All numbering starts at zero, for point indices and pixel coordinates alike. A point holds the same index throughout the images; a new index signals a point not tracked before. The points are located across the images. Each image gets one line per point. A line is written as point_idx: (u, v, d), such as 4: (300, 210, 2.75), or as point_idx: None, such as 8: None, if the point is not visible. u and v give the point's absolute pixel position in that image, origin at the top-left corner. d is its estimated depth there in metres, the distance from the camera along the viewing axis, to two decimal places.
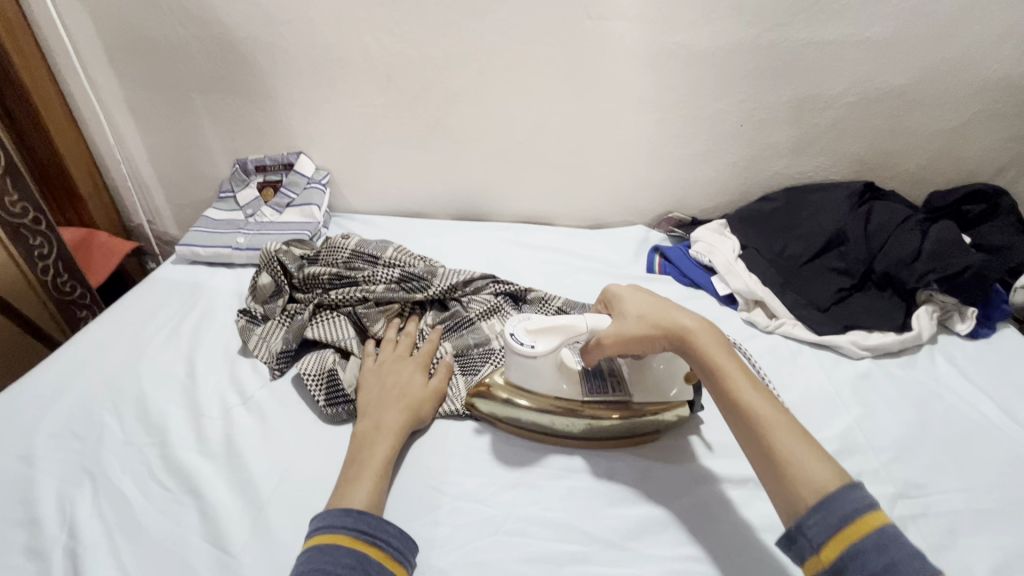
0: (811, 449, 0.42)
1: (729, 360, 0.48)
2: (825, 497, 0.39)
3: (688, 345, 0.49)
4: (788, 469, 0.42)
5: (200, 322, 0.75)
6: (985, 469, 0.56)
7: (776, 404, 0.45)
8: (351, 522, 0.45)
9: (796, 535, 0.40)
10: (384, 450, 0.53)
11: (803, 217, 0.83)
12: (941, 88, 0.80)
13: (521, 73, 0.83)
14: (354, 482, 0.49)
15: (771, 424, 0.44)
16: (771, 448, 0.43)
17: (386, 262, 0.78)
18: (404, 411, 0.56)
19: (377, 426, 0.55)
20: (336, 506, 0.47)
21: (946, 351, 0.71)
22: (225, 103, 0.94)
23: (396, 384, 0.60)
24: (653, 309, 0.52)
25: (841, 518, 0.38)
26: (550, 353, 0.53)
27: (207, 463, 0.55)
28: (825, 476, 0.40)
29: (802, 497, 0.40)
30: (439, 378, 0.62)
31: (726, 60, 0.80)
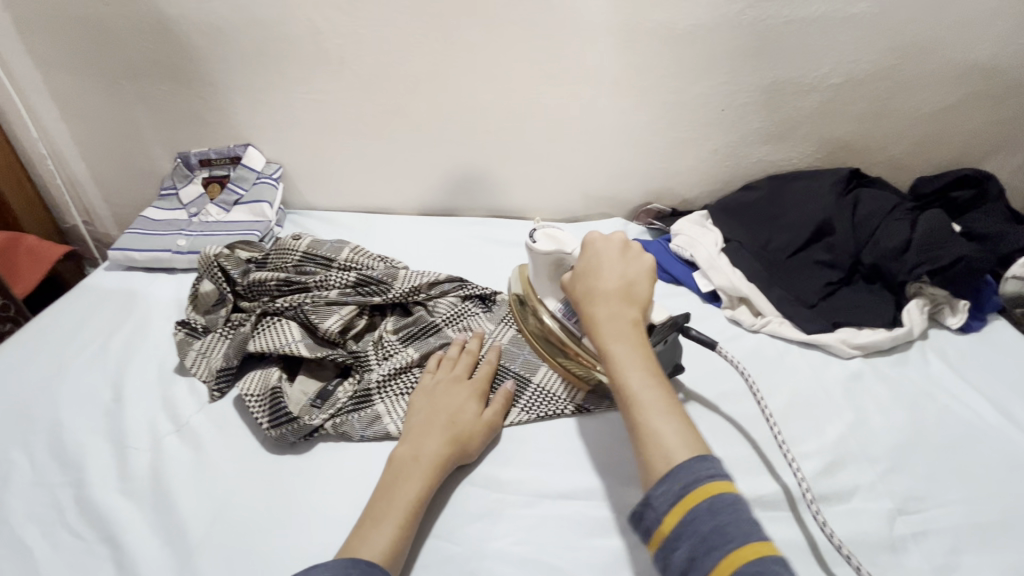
0: (676, 428, 0.39)
1: (624, 335, 0.44)
2: (671, 470, 0.37)
3: (590, 325, 0.47)
4: (644, 447, 0.39)
5: (132, 337, 0.67)
6: (985, 476, 0.52)
7: (660, 381, 0.42)
8: (358, 574, 0.38)
9: (643, 510, 0.37)
10: (416, 487, 0.46)
11: (788, 206, 0.78)
12: (931, 67, 0.75)
13: (486, 55, 0.76)
14: (376, 523, 0.44)
15: (641, 401, 0.41)
16: (635, 426, 0.40)
17: (341, 265, 0.71)
18: (447, 442, 0.50)
19: (414, 455, 0.49)
20: (352, 551, 0.41)
21: (937, 347, 0.68)
22: (160, 91, 0.85)
23: (448, 409, 0.53)
24: (581, 284, 0.49)
25: (683, 486, 0.36)
26: (545, 256, 0.55)
27: (129, 504, 0.48)
28: (676, 453, 0.38)
29: (654, 468, 0.38)
30: (495, 412, 0.54)
31: (706, 39, 0.74)
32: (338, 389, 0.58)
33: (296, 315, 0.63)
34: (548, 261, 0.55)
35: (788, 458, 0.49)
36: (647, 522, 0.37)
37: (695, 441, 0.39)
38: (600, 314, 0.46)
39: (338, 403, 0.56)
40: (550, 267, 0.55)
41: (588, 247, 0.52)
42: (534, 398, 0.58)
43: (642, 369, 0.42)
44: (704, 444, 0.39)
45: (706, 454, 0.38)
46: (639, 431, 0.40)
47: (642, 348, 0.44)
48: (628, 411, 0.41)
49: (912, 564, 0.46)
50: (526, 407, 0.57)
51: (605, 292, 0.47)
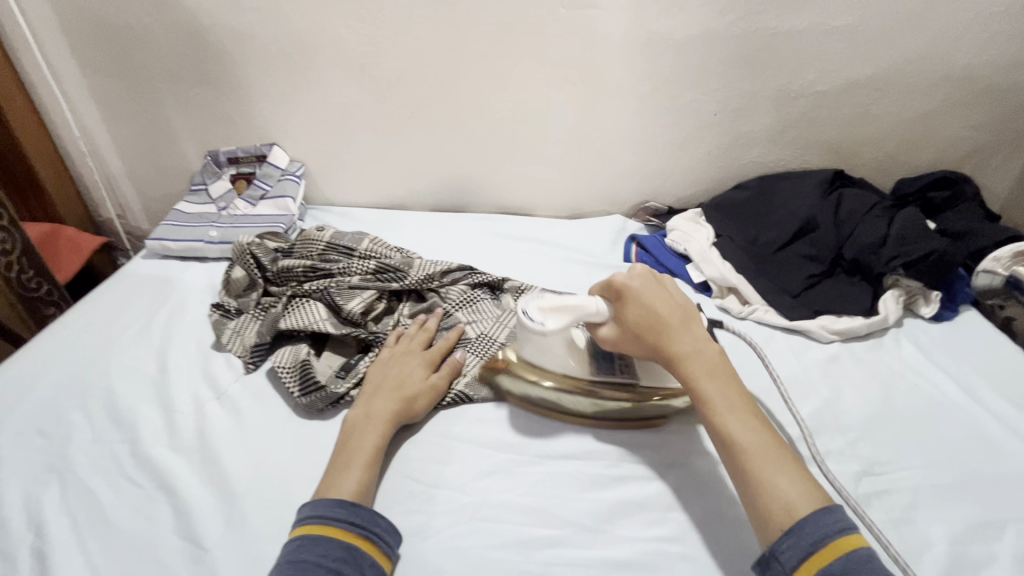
0: (789, 471, 0.44)
1: (715, 381, 0.48)
2: (798, 525, 0.41)
3: (677, 366, 0.49)
4: (762, 494, 0.43)
5: (172, 317, 0.74)
6: (945, 445, 0.58)
7: (757, 422, 0.46)
8: (344, 513, 0.46)
9: (770, 559, 0.41)
10: (372, 440, 0.53)
11: (776, 204, 0.84)
12: (909, 76, 0.81)
13: (497, 62, 0.83)
14: (342, 471, 0.50)
15: (751, 447, 0.45)
16: (747, 471, 0.44)
17: (361, 254, 0.77)
18: (396, 401, 0.56)
19: (366, 415, 0.55)
20: (326, 494, 0.48)
21: (910, 334, 0.73)
22: (194, 93, 0.92)
23: (397, 374, 0.59)
24: (648, 329, 0.50)
25: (812, 543, 0.40)
26: (559, 331, 0.54)
27: (180, 459, 0.55)
28: (798, 500, 0.42)
29: (777, 522, 0.42)
30: (441, 376, 0.60)
31: (699, 49, 0.80)
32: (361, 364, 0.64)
33: (321, 297, 0.69)
34: (562, 332, 0.54)
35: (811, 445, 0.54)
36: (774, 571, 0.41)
37: (807, 481, 0.43)
38: (687, 357, 0.49)
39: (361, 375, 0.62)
40: (565, 338, 0.55)
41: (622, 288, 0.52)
42: None
43: (740, 414, 0.47)
44: (814, 484, 0.43)
45: (822, 499, 0.42)
46: (754, 478, 0.44)
47: (733, 386, 0.48)
48: (738, 458, 0.45)
49: (873, 517, 0.51)
50: None
51: (683, 331, 0.50)
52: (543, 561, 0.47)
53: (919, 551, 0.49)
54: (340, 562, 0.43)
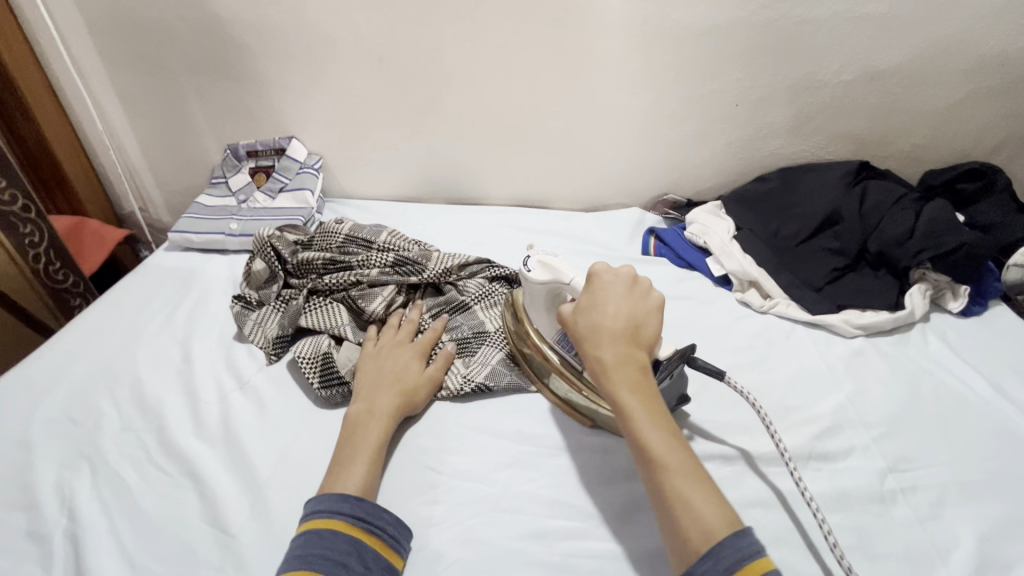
0: (704, 491, 0.40)
1: (637, 392, 0.44)
2: (713, 547, 0.37)
3: (600, 372, 0.46)
4: (677, 517, 0.39)
5: (196, 308, 0.75)
6: (974, 442, 0.57)
7: (676, 442, 0.42)
8: (348, 507, 0.46)
9: None
10: (377, 433, 0.53)
11: (800, 197, 0.83)
12: (938, 64, 0.79)
13: (514, 53, 0.82)
14: (347, 466, 0.50)
15: (668, 465, 0.41)
16: (662, 490, 0.40)
17: (380, 246, 0.78)
18: (397, 396, 0.56)
19: (369, 409, 0.55)
20: (331, 489, 0.48)
21: (937, 328, 0.72)
22: (214, 87, 0.93)
23: (392, 369, 0.59)
24: (593, 329, 0.48)
25: (729, 567, 0.36)
26: (538, 286, 0.56)
27: (205, 446, 0.56)
28: (714, 524, 0.38)
29: (693, 545, 0.38)
30: (435, 366, 0.61)
31: (721, 38, 0.79)
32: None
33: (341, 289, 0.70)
34: (545, 291, 0.56)
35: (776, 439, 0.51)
36: None
37: (722, 504, 0.39)
38: (611, 364, 0.46)
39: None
40: (546, 297, 0.57)
41: (592, 278, 0.52)
42: None
43: (660, 428, 0.43)
44: (731, 508, 0.39)
45: (739, 520, 0.39)
46: (669, 497, 0.40)
47: (654, 399, 0.44)
48: (655, 476, 0.41)
49: (899, 514, 0.50)
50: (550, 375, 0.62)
51: (614, 338, 0.47)
52: (564, 553, 0.47)
53: (947, 549, 0.48)
54: (347, 555, 0.43)
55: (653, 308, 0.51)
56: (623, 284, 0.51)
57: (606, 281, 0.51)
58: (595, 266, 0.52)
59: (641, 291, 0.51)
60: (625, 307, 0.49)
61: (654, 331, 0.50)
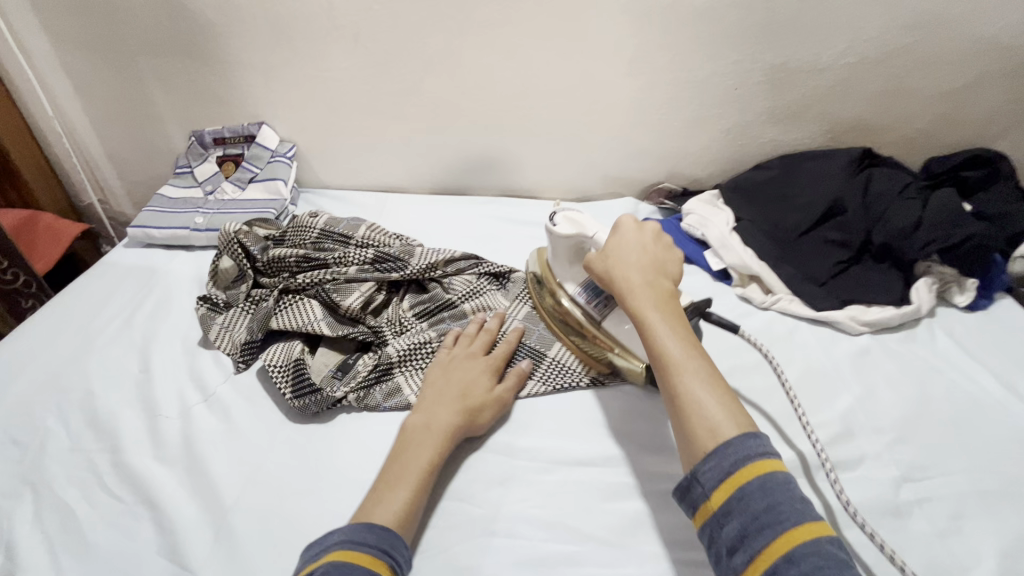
0: (719, 394, 0.41)
1: (662, 309, 0.46)
2: (720, 443, 0.39)
3: (624, 292, 0.48)
4: (688, 411, 0.41)
5: (157, 311, 0.69)
6: (989, 447, 0.54)
7: (697, 352, 0.44)
8: (373, 538, 0.41)
9: (691, 483, 0.39)
10: (428, 455, 0.48)
11: (801, 185, 0.78)
12: (946, 45, 0.75)
13: (501, 32, 0.76)
14: (389, 488, 0.45)
15: (682, 369, 0.42)
16: (675, 392, 0.42)
17: (358, 242, 0.72)
18: (459, 413, 0.51)
19: (426, 424, 0.50)
20: (365, 517, 0.43)
21: (944, 324, 0.69)
22: (175, 68, 0.85)
23: (459, 381, 0.54)
24: (616, 258, 0.51)
25: (731, 464, 0.38)
26: (564, 239, 0.58)
27: (164, 468, 0.50)
28: (721, 420, 0.40)
29: (701, 442, 0.40)
30: (507, 385, 0.55)
31: (722, 16, 0.74)
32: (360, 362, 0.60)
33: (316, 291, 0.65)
34: (568, 242, 0.58)
35: (806, 429, 0.51)
36: (694, 496, 0.39)
37: (736, 409, 0.41)
38: (637, 284, 0.48)
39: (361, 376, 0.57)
40: (570, 250, 0.58)
41: (621, 226, 0.54)
42: (550, 370, 0.59)
43: (682, 339, 0.44)
44: (744, 413, 0.41)
45: (750, 424, 0.40)
46: (682, 400, 0.41)
47: (674, 315, 0.46)
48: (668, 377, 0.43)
49: (916, 528, 0.47)
50: (542, 379, 0.58)
51: (641, 265, 0.50)
52: None
53: (967, 566, 0.45)
54: None
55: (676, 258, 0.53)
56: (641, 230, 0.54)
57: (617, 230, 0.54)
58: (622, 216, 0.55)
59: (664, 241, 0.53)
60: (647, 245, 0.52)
61: (676, 271, 0.51)
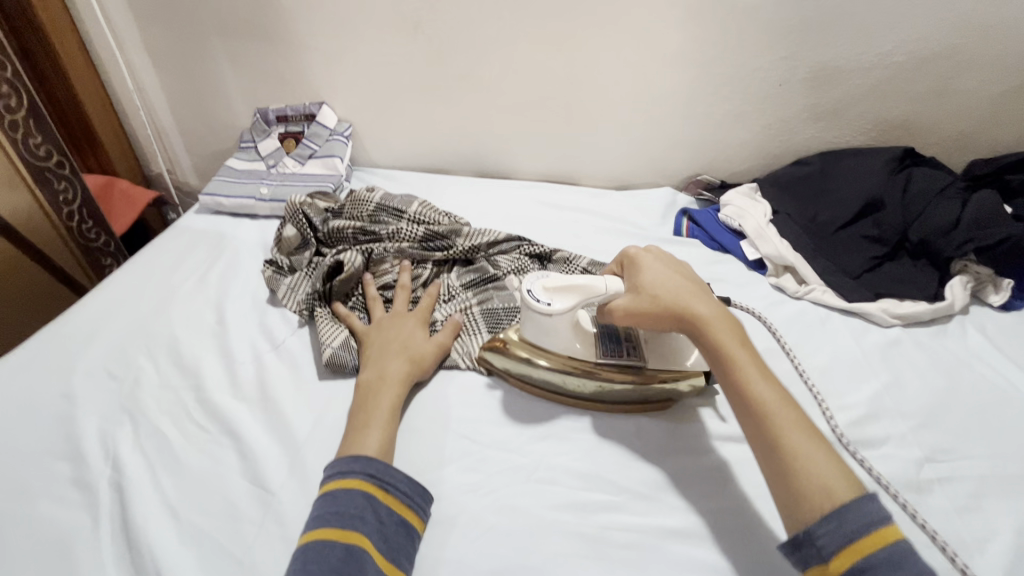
0: (819, 445, 0.42)
1: (743, 353, 0.47)
2: (841, 505, 0.38)
3: (703, 334, 0.48)
4: (796, 468, 0.41)
5: (228, 271, 0.76)
6: (1013, 436, 0.56)
7: (787, 399, 0.45)
8: (359, 466, 0.47)
9: (806, 543, 0.39)
10: (390, 398, 0.53)
11: (839, 182, 0.80)
12: (998, 47, 0.75)
13: (554, 23, 0.80)
14: (363, 430, 0.50)
15: (784, 422, 0.43)
16: (783, 448, 0.42)
17: (411, 217, 0.77)
18: (405, 361, 0.57)
19: (379, 375, 0.55)
20: (348, 452, 0.49)
21: (976, 321, 0.70)
22: (246, 49, 0.91)
23: (397, 338, 0.60)
24: (675, 294, 0.50)
25: (854, 530, 0.37)
26: (564, 313, 0.53)
27: (242, 405, 0.56)
28: (836, 477, 0.40)
29: (819, 504, 0.39)
30: (443, 333, 0.62)
31: (769, 13, 0.76)
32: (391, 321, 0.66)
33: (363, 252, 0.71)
34: (568, 316, 0.53)
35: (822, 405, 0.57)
36: (807, 554, 0.39)
37: (840, 461, 0.41)
38: (716, 325, 0.48)
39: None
40: (572, 319, 0.54)
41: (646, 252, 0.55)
42: None
43: (773, 389, 0.45)
44: (849, 469, 0.41)
45: (860, 481, 0.40)
46: (795, 454, 0.41)
47: (760, 362, 0.47)
48: (775, 431, 0.43)
49: (935, 503, 0.50)
50: None
51: (708, 301, 0.50)
52: (599, 525, 0.47)
53: (984, 540, 0.48)
54: (361, 510, 0.44)
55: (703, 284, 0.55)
56: (677, 256, 0.55)
57: (653, 253, 0.54)
58: (631, 248, 0.55)
59: (689, 265, 0.55)
60: (693, 275, 0.53)
61: (717, 297, 0.54)
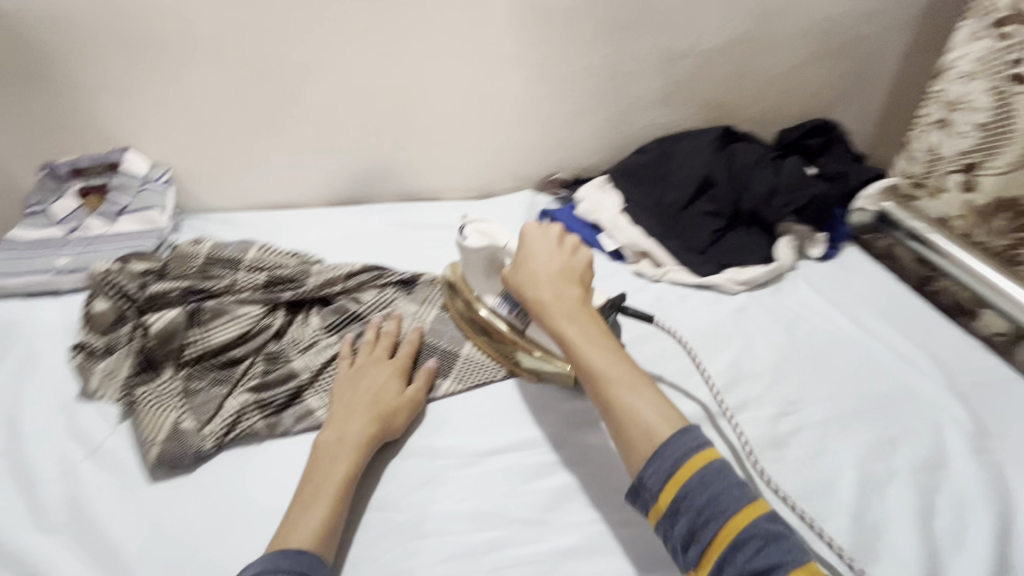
0: (645, 397, 0.46)
1: (577, 324, 0.50)
2: (659, 448, 0.43)
3: (539, 310, 0.52)
4: (620, 421, 0.45)
5: (22, 368, 0.62)
6: (844, 374, 0.63)
7: (620, 361, 0.48)
8: (288, 564, 0.41)
9: (639, 487, 0.43)
10: (344, 468, 0.48)
11: (675, 166, 0.85)
12: (780, 29, 0.85)
13: (376, 39, 0.76)
14: (304, 509, 0.45)
15: (611, 382, 0.47)
16: (610, 402, 0.46)
17: (249, 264, 0.70)
18: (371, 419, 0.52)
19: (339, 438, 0.50)
20: (283, 539, 0.43)
21: (804, 275, 0.78)
22: (12, 97, 0.76)
23: (368, 390, 0.54)
24: (522, 277, 0.54)
25: (672, 465, 0.42)
26: (478, 252, 0.58)
27: (49, 537, 0.47)
28: (656, 423, 0.44)
29: (640, 451, 0.44)
30: (416, 387, 0.56)
31: (584, 13, 0.79)
32: (241, 387, 0.58)
33: (192, 312, 0.62)
34: (484, 256, 0.58)
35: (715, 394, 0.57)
36: (644, 499, 0.43)
37: (666, 408, 0.45)
38: (550, 303, 0.52)
39: (231, 414, 0.54)
40: (485, 263, 0.58)
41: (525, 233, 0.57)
42: (465, 368, 0.60)
43: (604, 352, 0.49)
44: (675, 412, 0.45)
45: (680, 421, 0.45)
46: (616, 410, 0.46)
47: (598, 333, 0.50)
48: (602, 391, 0.47)
49: (791, 456, 0.55)
50: (458, 378, 0.59)
51: (549, 278, 0.53)
52: (491, 566, 0.45)
53: (833, 479, 0.52)
54: None
55: (583, 257, 0.56)
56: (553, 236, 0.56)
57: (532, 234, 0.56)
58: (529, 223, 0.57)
59: (574, 245, 0.57)
60: (559, 255, 0.55)
61: (587, 275, 0.55)
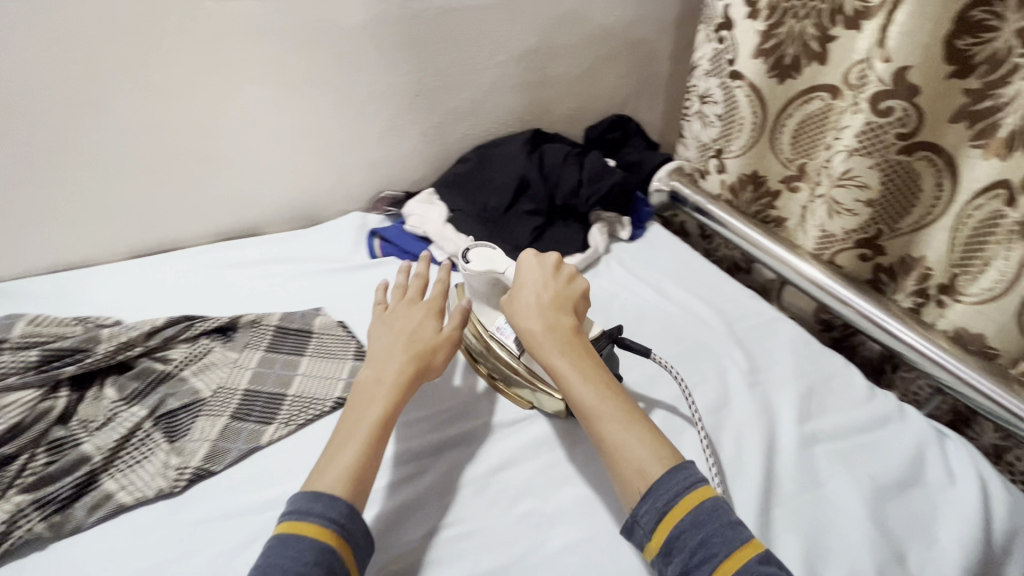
0: (636, 431, 0.49)
1: (567, 356, 0.53)
2: (652, 485, 0.46)
3: (530, 342, 0.55)
4: (613, 454, 0.48)
5: None
6: (650, 340, 0.71)
7: (611, 394, 0.51)
8: (321, 508, 0.44)
9: (633, 524, 0.47)
10: (372, 417, 0.50)
11: (493, 171, 0.90)
12: (566, 38, 0.93)
13: (145, 72, 0.70)
14: (338, 452, 0.48)
15: (602, 415, 0.49)
16: (602, 436, 0.49)
17: (17, 343, 0.61)
18: (409, 359, 0.54)
19: (376, 379, 0.53)
20: (308, 490, 0.46)
21: (617, 257, 0.87)
22: None
23: (403, 330, 0.57)
24: (517, 310, 0.56)
25: (664, 505, 0.45)
26: (478, 276, 0.62)
27: None
28: (649, 461, 0.47)
29: (636, 488, 0.47)
30: (452, 324, 0.59)
31: (376, 33, 0.79)
32: (14, 489, 0.50)
33: None
34: (485, 279, 0.63)
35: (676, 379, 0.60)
36: (638, 535, 0.47)
37: (657, 443, 0.48)
38: (540, 336, 0.54)
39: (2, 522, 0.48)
40: (487, 284, 0.63)
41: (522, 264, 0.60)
42: (293, 409, 0.59)
43: (595, 386, 0.51)
44: (669, 448, 0.48)
45: (676, 457, 0.47)
46: (608, 444, 0.49)
47: (590, 366, 0.53)
48: (593, 424, 0.50)
49: None
50: (284, 421, 0.58)
51: (540, 312, 0.55)
52: None
53: None
54: (313, 565, 0.41)
55: (575, 290, 0.59)
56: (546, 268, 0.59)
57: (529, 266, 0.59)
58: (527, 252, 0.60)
59: (566, 275, 0.59)
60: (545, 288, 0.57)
61: (575, 307, 0.58)
